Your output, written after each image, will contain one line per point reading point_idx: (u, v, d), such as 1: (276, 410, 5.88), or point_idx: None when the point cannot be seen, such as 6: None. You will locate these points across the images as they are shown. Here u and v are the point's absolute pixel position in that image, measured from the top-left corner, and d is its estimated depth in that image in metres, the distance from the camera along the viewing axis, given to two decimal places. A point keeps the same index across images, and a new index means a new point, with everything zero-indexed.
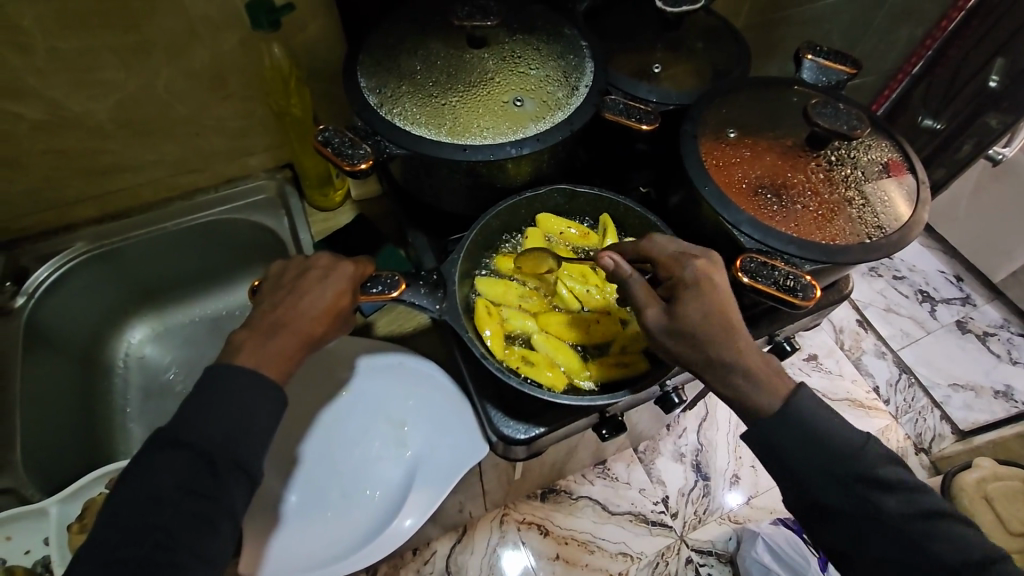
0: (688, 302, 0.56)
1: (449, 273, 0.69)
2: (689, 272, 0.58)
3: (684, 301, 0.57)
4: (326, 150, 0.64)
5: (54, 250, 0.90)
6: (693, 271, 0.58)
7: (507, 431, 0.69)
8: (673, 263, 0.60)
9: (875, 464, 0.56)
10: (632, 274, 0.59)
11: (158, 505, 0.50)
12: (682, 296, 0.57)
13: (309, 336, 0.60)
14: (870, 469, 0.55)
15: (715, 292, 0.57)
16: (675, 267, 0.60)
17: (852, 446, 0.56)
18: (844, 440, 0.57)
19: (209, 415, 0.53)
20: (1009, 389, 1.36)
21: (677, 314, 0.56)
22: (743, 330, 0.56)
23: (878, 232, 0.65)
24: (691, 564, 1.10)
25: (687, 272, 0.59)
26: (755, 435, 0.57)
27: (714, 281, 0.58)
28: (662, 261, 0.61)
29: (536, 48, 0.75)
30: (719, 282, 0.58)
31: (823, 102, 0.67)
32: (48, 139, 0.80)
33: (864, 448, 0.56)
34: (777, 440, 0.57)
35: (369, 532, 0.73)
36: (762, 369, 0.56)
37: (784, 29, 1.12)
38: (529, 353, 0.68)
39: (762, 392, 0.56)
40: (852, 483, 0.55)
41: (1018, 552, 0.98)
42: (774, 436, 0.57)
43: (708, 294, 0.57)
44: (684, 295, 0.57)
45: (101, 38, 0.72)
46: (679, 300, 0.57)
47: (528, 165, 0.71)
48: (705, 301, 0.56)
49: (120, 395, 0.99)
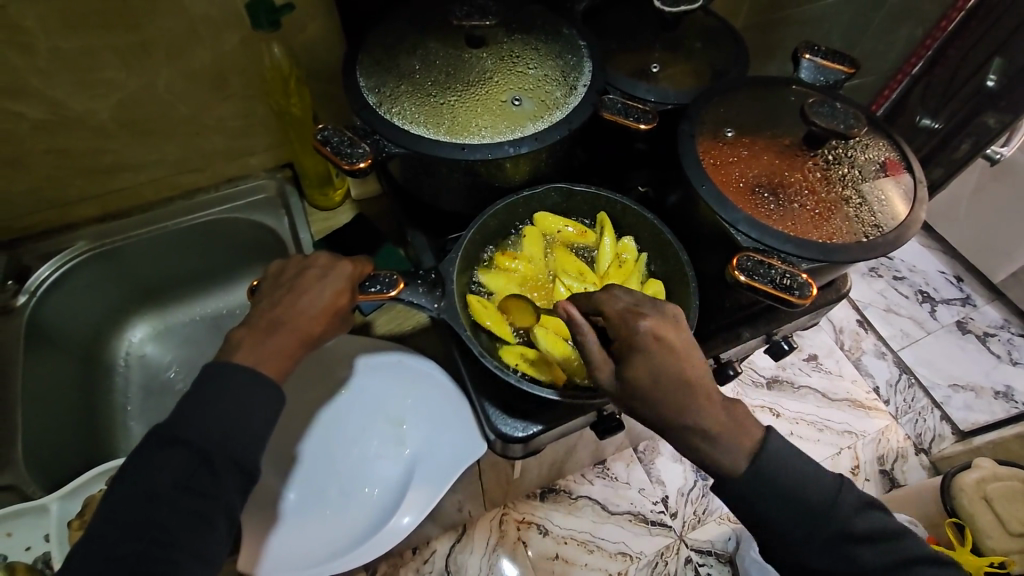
0: (638, 369, 0.53)
1: (447, 271, 0.69)
2: (639, 335, 0.54)
3: (635, 369, 0.53)
4: (325, 149, 0.65)
5: (55, 249, 0.91)
6: (645, 333, 0.53)
7: (505, 429, 0.70)
8: (623, 321, 0.55)
9: None
10: (579, 330, 0.55)
11: (156, 503, 0.51)
12: (633, 362, 0.53)
13: (307, 335, 0.60)
14: None
15: (668, 354, 0.53)
16: (624, 327, 0.55)
17: None
18: None
19: (207, 413, 0.54)
20: (1009, 390, 1.35)
21: (628, 381, 0.54)
22: (705, 383, 0.54)
23: (875, 231, 0.65)
24: (690, 564, 1.10)
25: (636, 335, 0.54)
26: None
27: (666, 342, 0.53)
28: (613, 315, 0.56)
29: (535, 47, 0.76)
30: (674, 340, 0.54)
31: (820, 101, 0.67)
32: (49, 138, 0.80)
33: None
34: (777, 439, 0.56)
35: (367, 530, 0.73)
36: (726, 426, 0.54)
37: (783, 29, 1.13)
38: (528, 350, 0.68)
39: (730, 452, 0.54)
40: None
41: (1017, 552, 0.97)
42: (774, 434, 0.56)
43: (661, 358, 0.53)
44: (633, 361, 0.53)
45: (103, 38, 0.72)
46: (629, 366, 0.53)
47: (526, 165, 0.71)
48: (657, 367, 0.53)
49: (121, 394, 1.00)
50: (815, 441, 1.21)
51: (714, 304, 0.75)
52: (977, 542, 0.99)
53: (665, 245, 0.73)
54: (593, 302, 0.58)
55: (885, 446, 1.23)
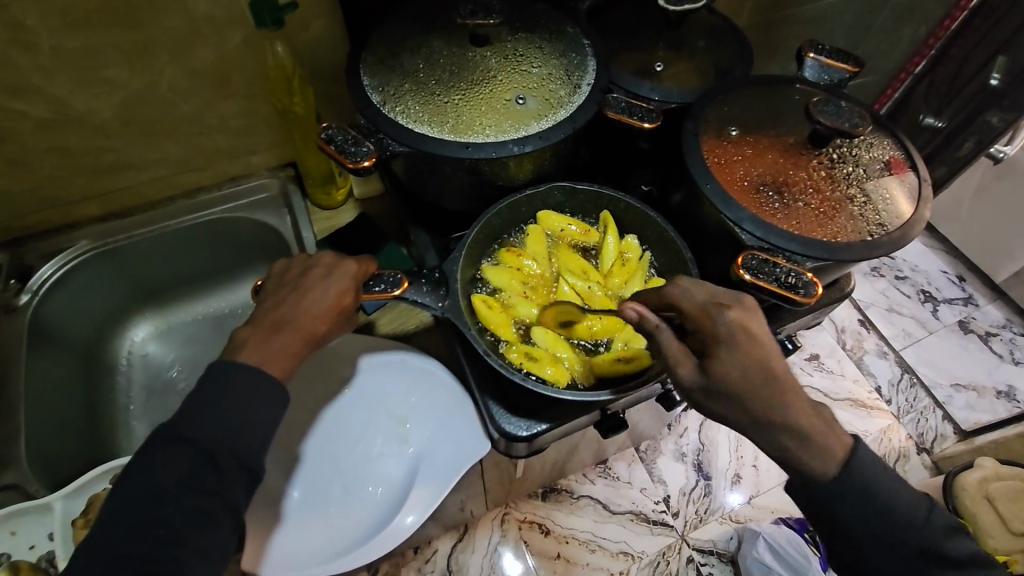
0: (726, 362, 0.52)
1: (451, 270, 0.69)
2: (722, 324, 0.53)
3: (721, 360, 0.52)
4: (329, 147, 0.65)
5: (57, 248, 0.91)
6: (729, 325, 0.52)
7: (509, 427, 0.69)
8: (704, 313, 0.54)
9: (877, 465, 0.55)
10: (658, 327, 0.54)
11: (160, 501, 0.50)
12: (715, 353, 0.52)
13: (312, 334, 0.60)
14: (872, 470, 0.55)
15: (753, 344, 0.52)
16: (707, 320, 0.54)
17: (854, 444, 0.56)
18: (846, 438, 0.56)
19: (212, 412, 0.53)
20: (1011, 389, 1.35)
21: (713, 373, 0.52)
22: (789, 377, 0.53)
23: (880, 230, 0.65)
24: (692, 563, 1.10)
25: (721, 325, 0.53)
26: None
27: (752, 332, 0.53)
28: (693, 307, 0.55)
29: (539, 46, 0.75)
30: (758, 332, 0.53)
31: (825, 100, 0.67)
32: (52, 137, 0.80)
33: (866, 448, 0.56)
34: None
35: (371, 528, 0.73)
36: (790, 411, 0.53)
37: (786, 29, 1.13)
38: (531, 348, 0.68)
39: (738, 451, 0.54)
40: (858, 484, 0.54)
41: (1020, 551, 0.97)
42: None
43: (748, 349, 0.52)
44: (719, 356, 0.52)
45: (106, 37, 0.72)
46: (713, 358, 0.52)
47: (530, 163, 0.71)
48: (745, 357, 0.52)
49: (123, 393, 0.99)
50: None
51: None
52: (980, 541, 0.99)
53: (669, 243, 0.73)
54: (670, 297, 0.57)
55: (887, 445, 1.23)
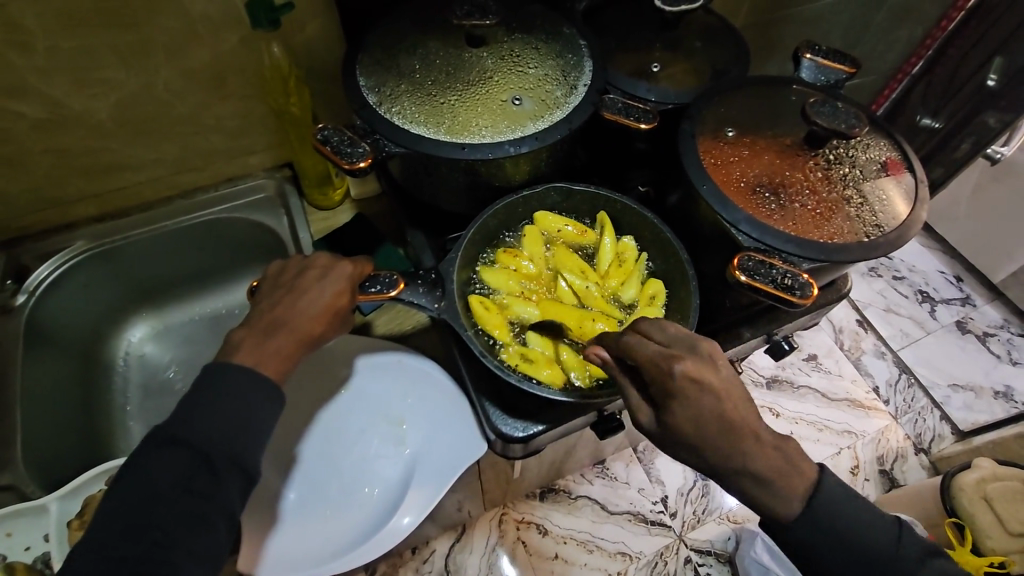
0: (679, 419, 0.51)
1: (446, 271, 0.69)
2: (674, 384, 0.51)
3: (673, 417, 0.51)
4: (324, 148, 0.65)
5: (54, 249, 0.91)
6: (680, 385, 0.51)
7: (505, 429, 0.69)
8: (656, 365, 0.52)
9: None
10: (616, 371, 0.55)
11: (154, 503, 0.50)
12: (669, 410, 0.52)
13: (306, 336, 0.60)
14: None
15: (706, 397, 0.51)
16: (658, 373, 0.52)
17: None
18: None
19: (206, 414, 0.53)
20: (1008, 389, 1.35)
21: (668, 427, 0.52)
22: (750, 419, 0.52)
23: (876, 231, 0.65)
24: (690, 564, 1.10)
25: (671, 382, 0.51)
26: None
27: (704, 386, 0.51)
28: (646, 359, 0.53)
29: (535, 46, 0.75)
30: (712, 384, 0.51)
31: (821, 101, 0.67)
32: (48, 137, 0.80)
33: None
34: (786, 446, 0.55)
35: (367, 529, 0.73)
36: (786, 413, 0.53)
37: (783, 29, 1.13)
38: (527, 350, 0.68)
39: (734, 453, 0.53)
40: None
41: (1016, 552, 0.96)
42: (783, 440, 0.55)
43: (700, 405, 0.51)
44: (670, 412, 0.51)
45: (101, 36, 0.72)
46: (668, 415, 0.52)
47: (526, 164, 0.71)
48: (697, 412, 0.50)
49: (121, 394, 0.99)
50: (815, 442, 1.22)
51: (715, 303, 0.75)
52: (978, 542, 0.99)
53: (666, 244, 0.72)
54: (626, 345, 0.54)
55: (885, 446, 1.23)
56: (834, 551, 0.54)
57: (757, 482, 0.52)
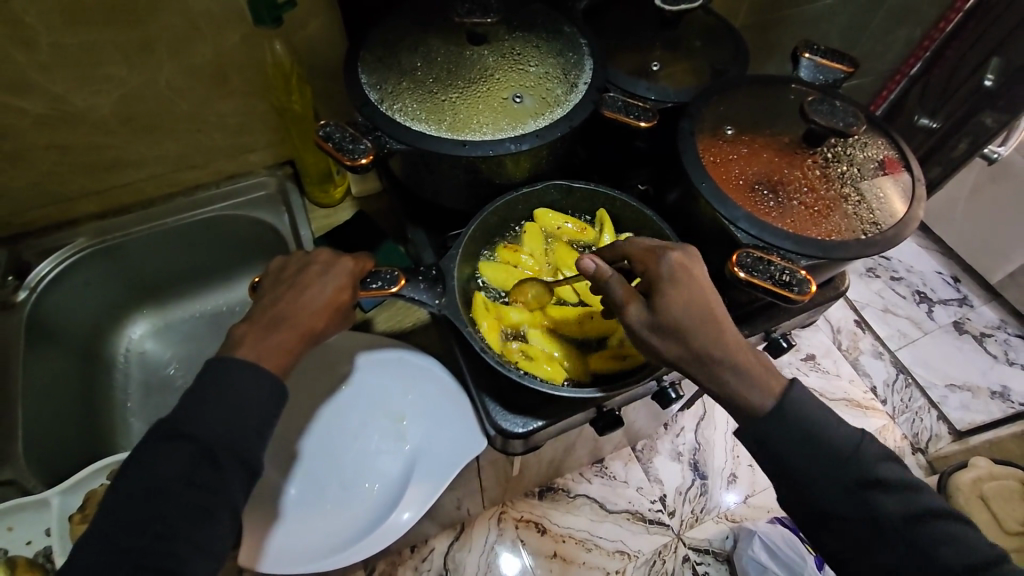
0: (669, 296, 0.55)
1: (447, 267, 0.69)
2: (665, 264, 0.57)
3: (665, 295, 0.55)
4: (327, 144, 0.65)
5: (55, 245, 0.91)
6: (671, 264, 0.57)
7: (505, 424, 0.70)
8: (649, 256, 0.59)
9: (890, 468, 0.54)
10: (611, 274, 0.57)
11: (159, 496, 0.51)
12: (660, 289, 0.56)
13: (308, 330, 0.60)
14: (886, 474, 0.54)
15: (694, 283, 0.56)
16: (652, 261, 0.58)
17: (864, 448, 0.55)
18: (857, 443, 0.55)
19: (210, 408, 0.54)
20: (1005, 389, 1.36)
21: (658, 308, 0.55)
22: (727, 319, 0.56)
23: (874, 228, 0.66)
24: (688, 562, 1.11)
25: (662, 265, 0.57)
26: (761, 438, 0.55)
27: (692, 272, 0.57)
28: (639, 252, 0.60)
29: (536, 45, 0.76)
30: (698, 272, 0.57)
31: (819, 100, 0.67)
32: (50, 134, 0.80)
33: (879, 451, 0.55)
34: (788, 442, 0.55)
35: (368, 525, 0.73)
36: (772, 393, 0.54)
37: (782, 29, 1.13)
38: (527, 347, 0.68)
39: None
40: (867, 487, 0.53)
41: (1015, 550, 0.98)
42: (786, 436, 0.55)
43: (688, 287, 0.56)
44: (661, 291, 0.56)
45: (103, 33, 0.72)
46: (658, 294, 0.56)
47: (527, 162, 0.72)
48: (685, 292, 0.55)
49: (121, 390, 1.00)
50: None
51: None
52: None
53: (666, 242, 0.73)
54: (618, 249, 0.62)
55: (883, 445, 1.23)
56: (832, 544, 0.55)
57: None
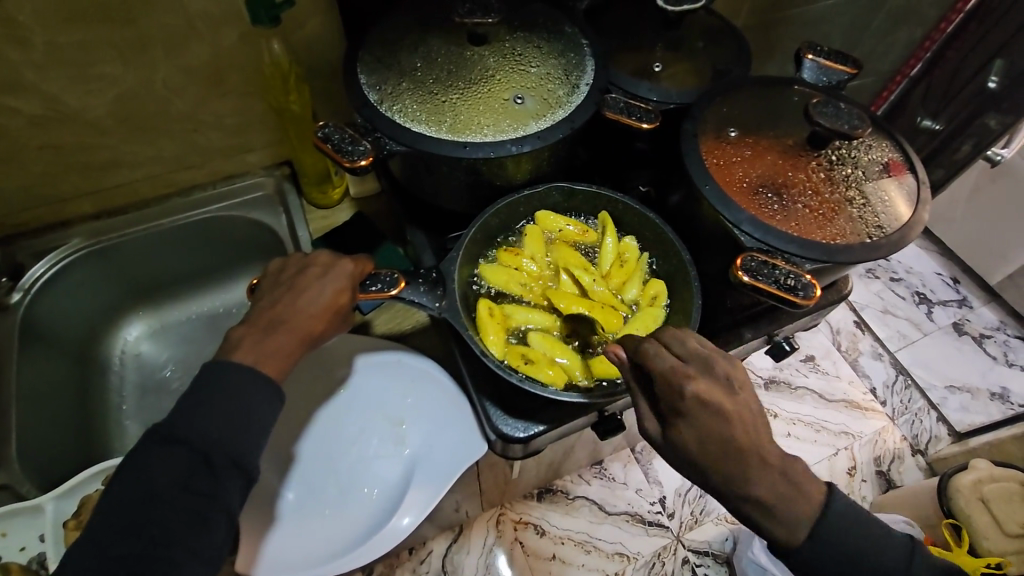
0: (685, 433, 0.52)
1: (448, 270, 0.68)
2: (684, 400, 0.51)
3: (679, 432, 0.52)
4: (326, 146, 0.64)
5: (49, 247, 0.90)
6: (690, 400, 0.51)
7: (506, 429, 0.69)
8: (668, 380, 0.52)
9: None
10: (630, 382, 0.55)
11: (152, 502, 0.50)
12: (675, 422, 0.52)
13: (307, 333, 0.59)
14: None
15: (716, 419, 0.51)
16: (670, 388, 0.52)
17: None
18: None
19: (207, 412, 0.53)
20: (1004, 391, 1.36)
21: (672, 442, 0.52)
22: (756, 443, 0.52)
23: (878, 232, 0.65)
24: (688, 564, 1.10)
25: (680, 399, 0.51)
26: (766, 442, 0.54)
27: (713, 407, 0.51)
28: (660, 373, 0.53)
29: (537, 45, 0.75)
30: (722, 405, 0.51)
31: (824, 102, 0.67)
32: (43, 135, 0.79)
33: None
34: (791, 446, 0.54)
35: (367, 529, 0.73)
36: None
37: (784, 29, 1.13)
38: (528, 350, 0.67)
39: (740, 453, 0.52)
40: None
41: (1015, 552, 0.97)
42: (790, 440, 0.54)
43: (709, 423, 0.51)
44: (678, 426, 0.52)
45: (99, 32, 0.71)
46: (675, 428, 0.52)
47: (528, 163, 0.71)
48: (702, 432, 0.51)
49: (117, 392, 0.98)
50: (812, 443, 1.22)
51: (714, 302, 0.76)
52: (974, 543, 0.99)
53: (667, 243, 0.72)
54: (638, 352, 0.55)
55: (882, 447, 1.24)
56: (831, 551, 0.54)
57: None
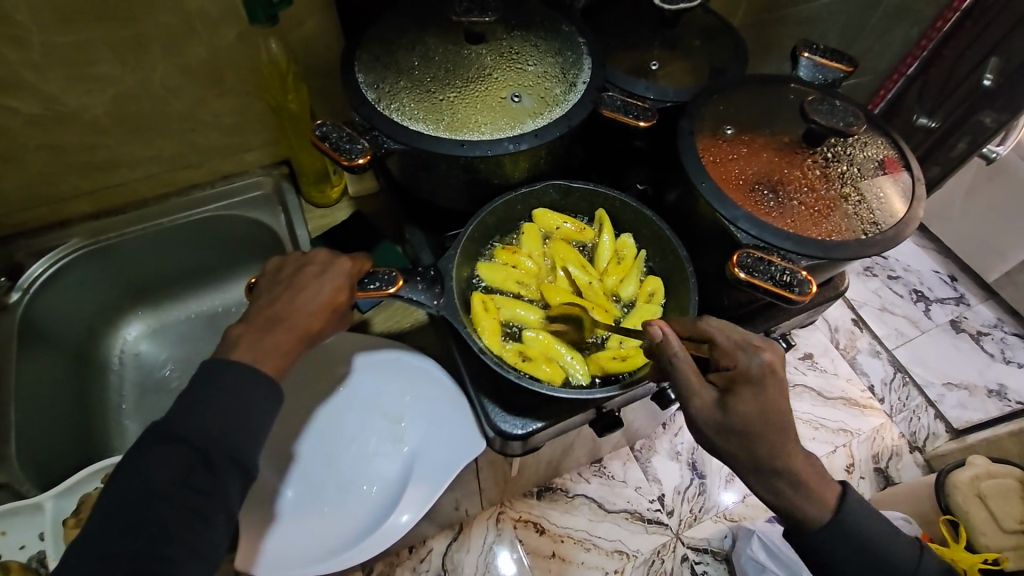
0: (747, 401, 0.54)
1: (446, 268, 0.68)
2: (754, 367, 0.55)
3: (741, 399, 0.54)
4: (324, 144, 0.65)
5: (48, 246, 0.90)
6: (761, 366, 0.55)
7: (504, 426, 0.69)
8: (738, 352, 0.56)
9: None
10: (681, 352, 0.55)
11: (151, 499, 0.50)
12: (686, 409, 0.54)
13: (306, 331, 0.60)
14: None
15: (777, 391, 0.55)
16: (739, 359, 0.56)
17: None
18: None
19: (205, 411, 0.53)
20: (1002, 388, 1.36)
21: (730, 411, 0.54)
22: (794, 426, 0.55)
23: (874, 228, 0.66)
24: (687, 561, 1.10)
25: (751, 369, 0.55)
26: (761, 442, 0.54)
27: (778, 380, 0.55)
28: (731, 344, 0.57)
29: (535, 44, 0.75)
30: (783, 379, 0.55)
31: (819, 99, 0.67)
32: (43, 134, 0.80)
33: None
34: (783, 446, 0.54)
35: (366, 526, 0.73)
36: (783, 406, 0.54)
37: (781, 28, 1.13)
38: (526, 349, 0.68)
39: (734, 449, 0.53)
40: None
41: (1010, 548, 0.97)
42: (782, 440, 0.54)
43: (771, 392, 0.54)
44: (740, 395, 0.54)
45: (96, 32, 0.72)
46: (735, 396, 0.54)
47: (526, 161, 0.71)
48: None
49: (116, 392, 0.99)
50: (809, 440, 1.22)
51: (711, 300, 0.76)
52: (970, 539, 0.99)
53: (664, 241, 0.73)
54: (699, 330, 0.59)
55: (880, 444, 1.24)
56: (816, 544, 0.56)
57: (743, 470, 0.55)
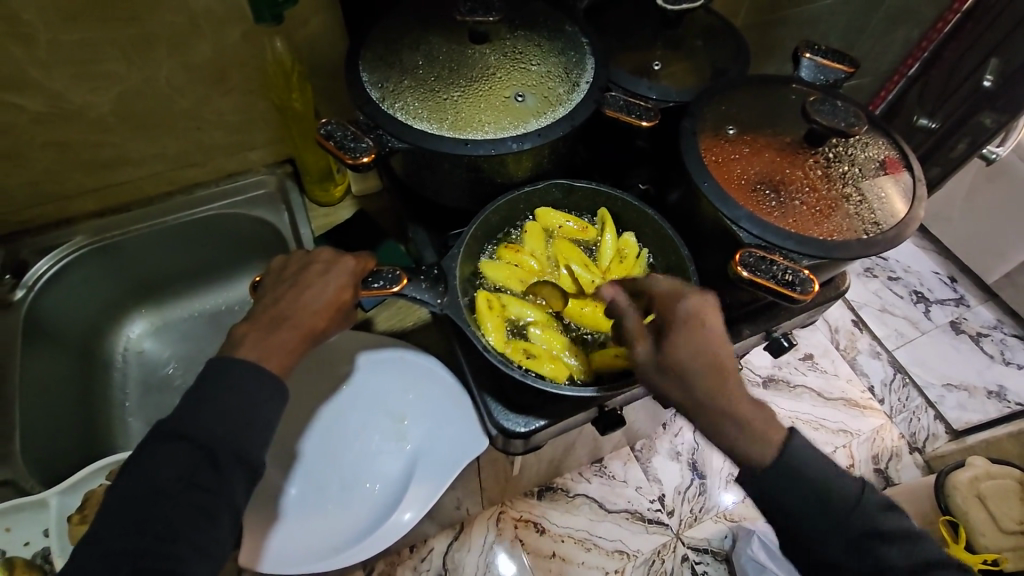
0: (677, 342, 0.55)
1: (449, 267, 0.68)
2: (680, 313, 0.56)
3: (672, 342, 0.55)
4: (328, 142, 0.65)
5: (52, 244, 0.90)
6: (686, 310, 0.56)
7: (507, 424, 0.70)
8: (668, 301, 0.58)
9: None
10: (626, 305, 0.59)
11: (157, 497, 0.50)
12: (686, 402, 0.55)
13: (310, 329, 0.60)
14: None
15: (708, 337, 0.56)
16: (669, 305, 0.58)
17: None
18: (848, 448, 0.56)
19: (211, 408, 0.53)
20: (1001, 389, 1.37)
21: (663, 356, 0.55)
22: (728, 368, 0.55)
23: (875, 228, 0.66)
24: (687, 562, 1.11)
25: (676, 313, 0.57)
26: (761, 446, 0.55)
27: (706, 325, 0.56)
28: (660, 294, 0.59)
29: (538, 44, 0.76)
30: (713, 325, 0.56)
31: (821, 99, 0.67)
32: (48, 132, 0.80)
33: None
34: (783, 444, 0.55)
35: (369, 524, 0.73)
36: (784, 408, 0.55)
37: (782, 29, 1.14)
38: (530, 346, 0.68)
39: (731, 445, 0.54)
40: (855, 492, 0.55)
41: (1009, 549, 0.97)
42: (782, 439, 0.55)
43: (699, 335, 0.55)
44: (671, 336, 0.56)
45: (102, 30, 0.72)
46: (668, 338, 0.56)
47: (529, 161, 0.72)
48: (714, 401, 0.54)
49: (118, 390, 0.99)
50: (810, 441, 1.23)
51: None
52: (970, 539, 1.00)
53: (666, 240, 0.73)
54: (641, 284, 0.61)
55: (879, 445, 1.24)
56: (812, 544, 0.56)
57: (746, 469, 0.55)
